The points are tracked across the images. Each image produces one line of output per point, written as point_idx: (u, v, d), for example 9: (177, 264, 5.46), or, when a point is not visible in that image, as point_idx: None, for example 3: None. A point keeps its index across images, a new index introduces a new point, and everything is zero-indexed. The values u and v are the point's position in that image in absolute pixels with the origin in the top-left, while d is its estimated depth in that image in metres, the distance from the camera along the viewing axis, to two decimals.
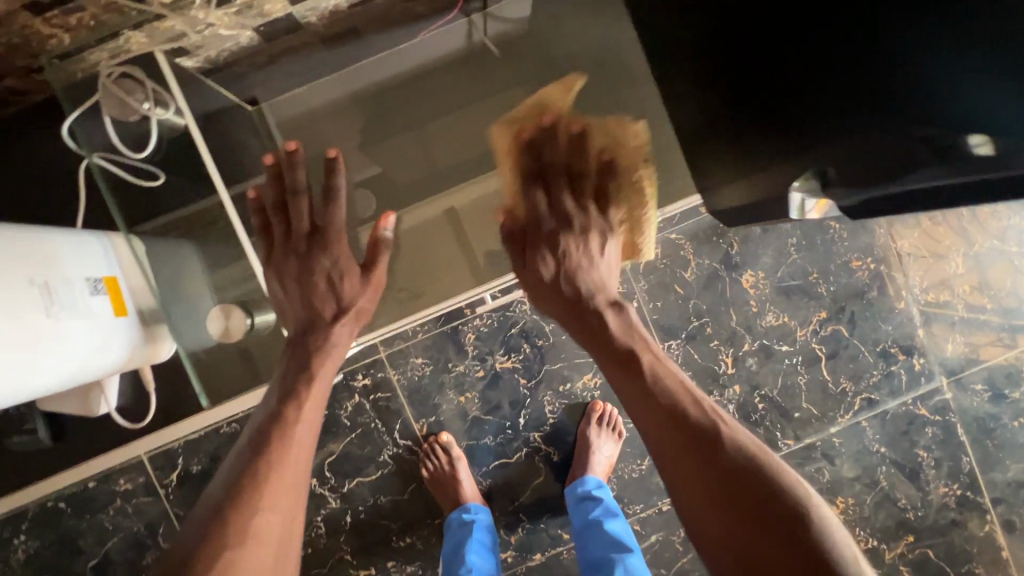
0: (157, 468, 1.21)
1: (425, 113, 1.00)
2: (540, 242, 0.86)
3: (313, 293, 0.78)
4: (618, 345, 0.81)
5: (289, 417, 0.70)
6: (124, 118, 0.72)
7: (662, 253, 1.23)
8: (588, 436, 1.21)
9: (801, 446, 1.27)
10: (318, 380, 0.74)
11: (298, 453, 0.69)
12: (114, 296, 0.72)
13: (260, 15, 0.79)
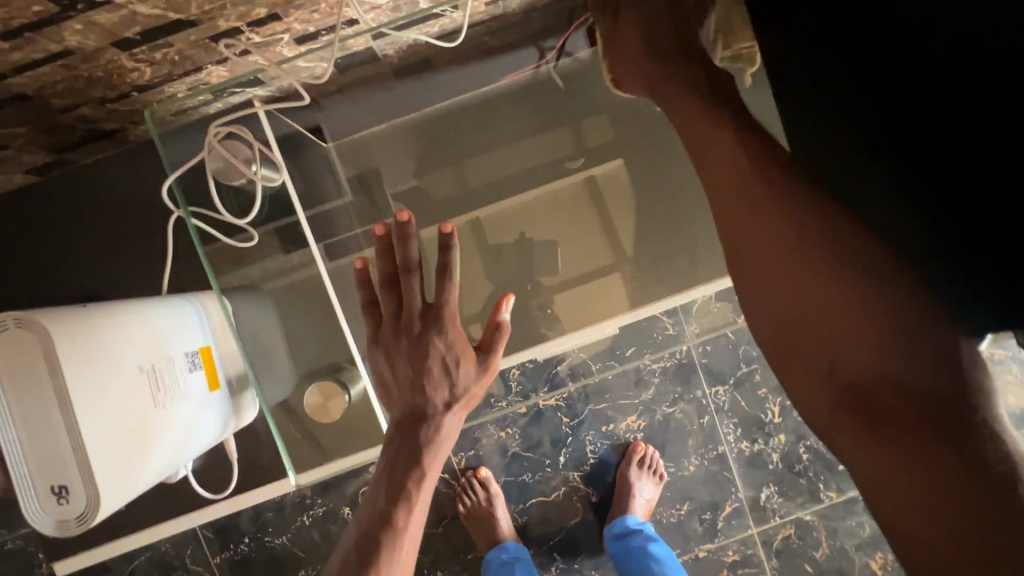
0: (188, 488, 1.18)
1: (489, 147, 0.97)
2: (636, 10, 0.72)
3: (426, 379, 0.71)
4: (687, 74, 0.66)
5: (398, 523, 0.66)
6: (230, 177, 0.77)
7: (716, 297, 1.20)
8: (629, 478, 1.18)
9: (843, 500, 1.24)
10: (426, 480, 0.69)
11: (407, 563, 0.66)
12: (207, 369, 0.73)
13: (341, 49, 0.76)
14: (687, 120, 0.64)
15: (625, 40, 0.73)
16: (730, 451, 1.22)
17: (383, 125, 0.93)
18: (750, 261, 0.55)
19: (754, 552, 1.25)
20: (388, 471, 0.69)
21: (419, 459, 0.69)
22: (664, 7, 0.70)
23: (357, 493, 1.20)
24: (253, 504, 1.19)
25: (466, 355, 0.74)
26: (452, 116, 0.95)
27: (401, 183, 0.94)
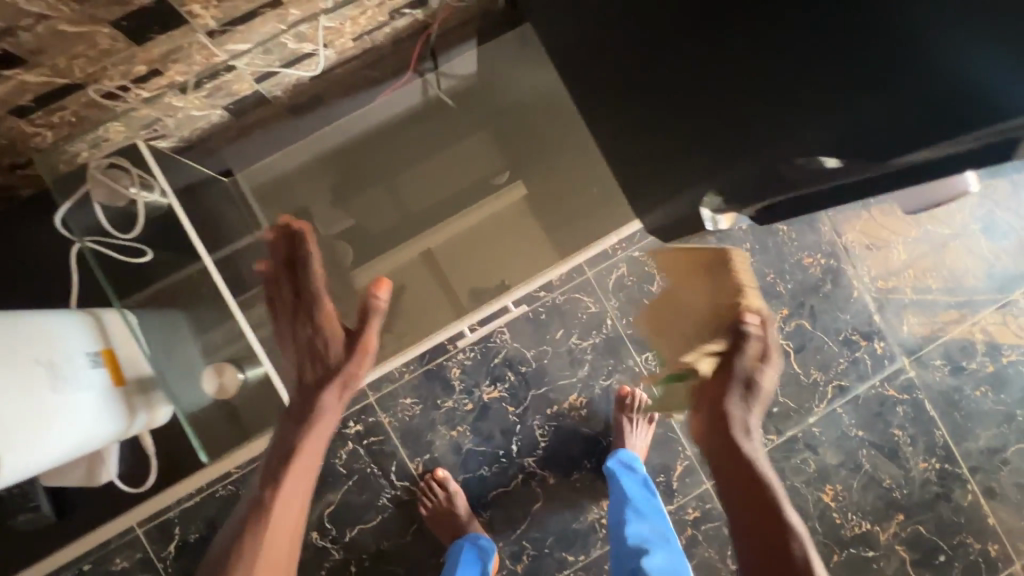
0: (154, 540, 1.20)
1: (394, 168, 1.13)
2: (716, 406, 0.91)
3: (313, 359, 0.85)
4: (745, 474, 0.88)
5: (268, 497, 0.77)
6: (114, 203, 0.84)
7: (628, 271, 1.30)
8: (620, 421, 1.26)
9: (784, 440, 1.32)
10: (301, 456, 0.81)
11: (286, 539, 0.77)
12: (111, 368, 0.78)
13: (228, 95, 0.86)
14: (725, 478, 0.90)
15: (714, 438, 0.91)
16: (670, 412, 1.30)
17: (297, 159, 1.07)
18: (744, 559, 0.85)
19: (713, 506, 1.30)
20: (270, 458, 0.81)
21: (291, 451, 0.80)
22: (720, 415, 0.90)
23: (322, 516, 1.23)
24: None
25: (338, 348, 0.86)
26: (358, 144, 1.10)
27: (329, 216, 1.09)
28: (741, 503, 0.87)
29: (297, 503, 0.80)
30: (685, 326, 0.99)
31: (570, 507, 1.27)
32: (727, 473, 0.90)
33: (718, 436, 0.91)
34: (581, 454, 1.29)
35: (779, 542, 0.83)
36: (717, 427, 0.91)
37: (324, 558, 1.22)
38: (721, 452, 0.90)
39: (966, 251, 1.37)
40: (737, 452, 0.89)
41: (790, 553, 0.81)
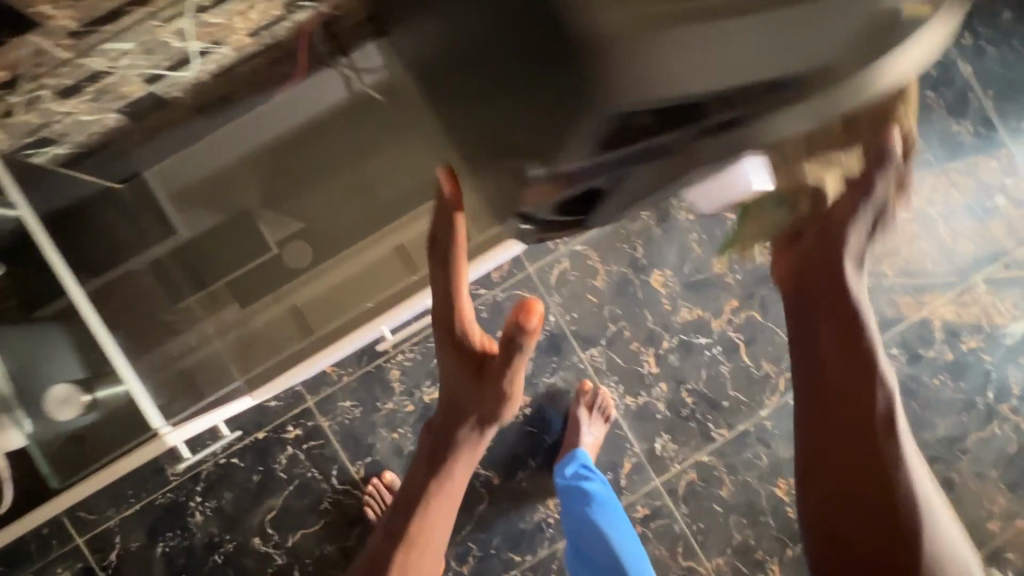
0: (95, 550, 1.19)
1: (316, 170, 1.06)
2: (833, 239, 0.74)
3: (454, 372, 0.82)
4: (860, 390, 0.75)
5: (437, 495, 0.90)
6: None
7: (571, 266, 1.27)
8: (579, 417, 1.22)
9: (735, 435, 1.29)
10: (454, 467, 0.89)
11: (444, 521, 0.92)
12: None
13: (118, 97, 0.83)
14: (860, 373, 0.75)
15: (799, 272, 0.78)
16: (617, 410, 1.27)
17: (227, 164, 1.04)
18: (836, 484, 0.75)
19: (663, 503, 1.28)
20: (431, 465, 0.90)
21: (444, 461, 0.89)
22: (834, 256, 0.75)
23: (264, 521, 1.22)
24: (162, 553, 1.21)
25: (480, 380, 0.80)
26: (291, 144, 1.05)
27: (275, 223, 1.05)
28: (845, 403, 0.75)
29: (458, 487, 0.92)
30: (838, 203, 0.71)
31: (516, 508, 1.26)
32: (828, 365, 0.77)
33: (813, 304, 0.78)
34: (526, 453, 1.27)
35: (872, 446, 0.74)
36: (830, 305, 0.76)
37: (267, 564, 1.22)
38: (830, 346, 0.76)
39: (924, 235, 1.32)
40: (841, 335, 0.76)
41: (889, 451, 0.74)
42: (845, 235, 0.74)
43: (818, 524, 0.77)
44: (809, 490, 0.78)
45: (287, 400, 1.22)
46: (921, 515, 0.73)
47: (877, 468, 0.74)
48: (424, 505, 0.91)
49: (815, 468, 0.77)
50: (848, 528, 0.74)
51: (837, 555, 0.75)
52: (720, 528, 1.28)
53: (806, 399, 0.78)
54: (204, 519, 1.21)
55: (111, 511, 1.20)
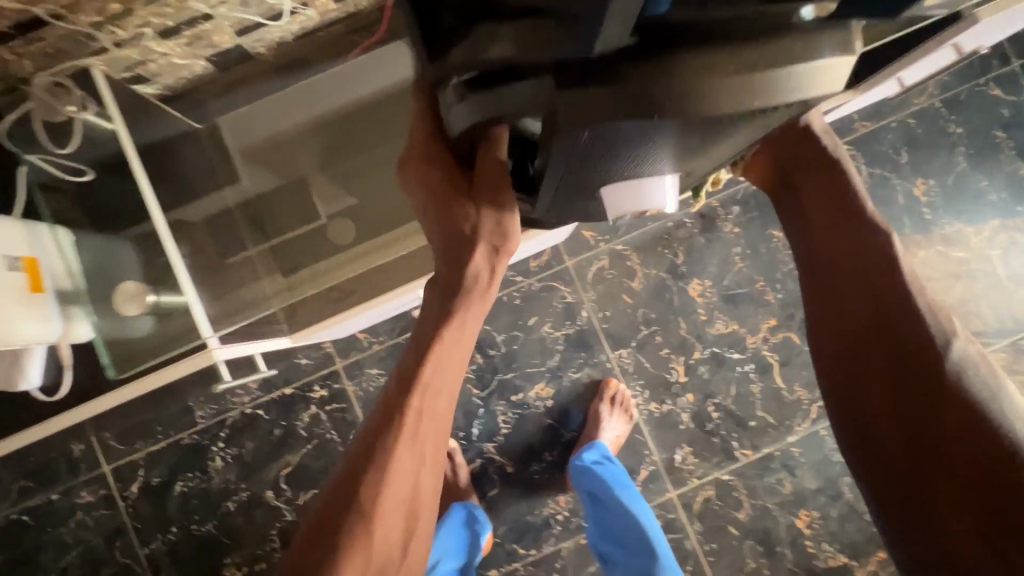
0: (119, 479, 1.24)
1: (374, 144, 1.05)
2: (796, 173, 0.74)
3: (441, 218, 0.63)
4: (854, 255, 0.67)
5: (426, 382, 0.63)
6: (54, 117, 0.83)
7: (609, 264, 1.27)
8: (598, 412, 1.21)
9: (759, 457, 1.25)
10: (455, 336, 0.64)
11: (437, 441, 0.64)
12: (31, 274, 0.78)
13: (210, 45, 0.89)
14: (856, 245, 0.67)
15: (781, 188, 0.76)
16: (640, 414, 1.25)
17: (292, 130, 1.08)
18: (845, 356, 0.66)
19: (676, 516, 1.24)
20: (408, 358, 0.65)
21: (429, 347, 0.63)
22: (808, 180, 0.73)
23: (279, 476, 1.25)
24: (180, 491, 1.25)
25: (465, 199, 0.61)
26: (350, 116, 1.07)
27: (325, 195, 1.04)
28: (863, 289, 0.66)
29: (449, 384, 0.65)
30: (784, 154, 0.75)
31: (526, 499, 1.24)
32: (823, 239, 0.70)
33: (800, 202, 0.73)
34: (542, 446, 1.26)
35: (897, 314, 0.63)
36: (811, 186, 0.72)
37: (275, 518, 1.24)
38: (831, 240, 0.69)
39: (981, 278, 1.27)
40: (830, 209, 0.70)
41: (903, 319, 0.63)
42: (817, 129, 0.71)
43: (854, 407, 0.65)
44: (840, 398, 0.67)
45: (317, 359, 1.26)
46: (978, 400, 0.59)
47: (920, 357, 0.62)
48: (416, 410, 0.62)
49: (846, 371, 0.66)
50: (889, 416, 0.62)
51: (886, 451, 0.63)
52: (733, 552, 1.24)
53: (809, 299, 0.71)
54: (223, 465, 1.25)
55: (138, 445, 1.25)
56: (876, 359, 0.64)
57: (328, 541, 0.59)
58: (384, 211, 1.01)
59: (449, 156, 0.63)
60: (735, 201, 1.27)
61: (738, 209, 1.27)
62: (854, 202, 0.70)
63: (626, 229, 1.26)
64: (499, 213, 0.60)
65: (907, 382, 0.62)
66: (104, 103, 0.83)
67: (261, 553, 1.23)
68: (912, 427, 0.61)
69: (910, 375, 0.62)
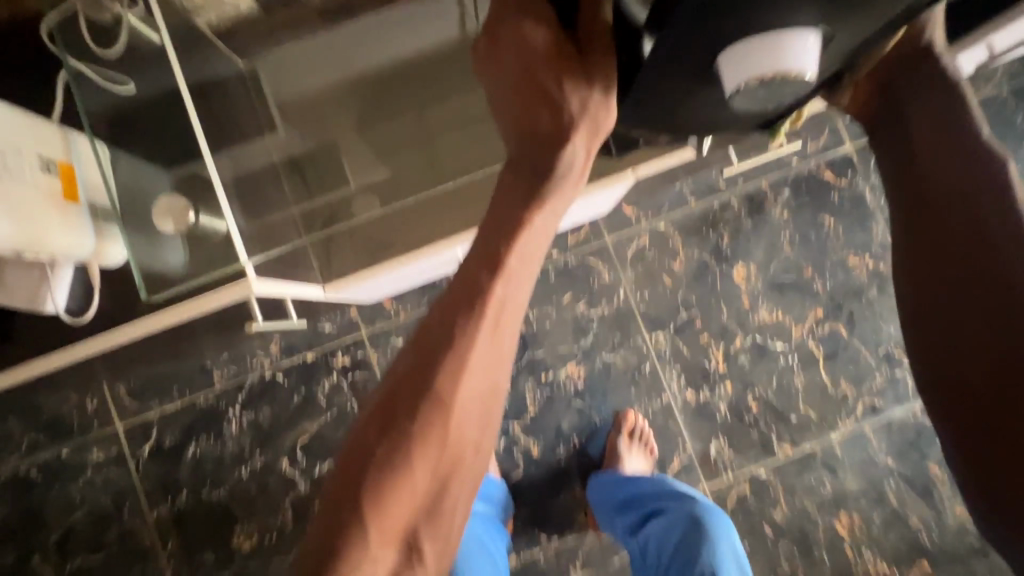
0: (131, 439, 1.21)
1: (406, 104, 0.95)
2: (910, 92, 0.60)
3: (532, 88, 0.57)
4: (965, 187, 0.55)
5: (509, 267, 0.55)
6: (97, 15, 0.71)
7: (651, 243, 1.21)
8: (617, 446, 1.14)
9: (799, 453, 1.19)
10: (544, 215, 0.58)
11: (511, 336, 0.57)
12: (67, 182, 0.65)
13: None
14: (967, 176, 0.55)
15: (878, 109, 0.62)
16: (674, 401, 1.20)
17: (326, 87, 0.96)
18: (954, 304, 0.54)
19: None
20: (486, 238, 0.57)
21: (515, 232, 0.56)
22: (923, 101, 0.59)
23: (295, 445, 1.20)
24: (193, 455, 1.20)
25: (570, 67, 0.56)
26: (389, 73, 0.96)
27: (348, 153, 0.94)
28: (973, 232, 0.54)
29: (529, 275, 0.58)
30: (888, 66, 0.60)
31: (550, 483, 1.19)
32: (936, 166, 0.57)
33: (907, 127, 0.59)
34: (571, 430, 1.19)
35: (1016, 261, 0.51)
36: (920, 109, 0.59)
37: (289, 489, 1.20)
38: (935, 177, 0.57)
39: None
40: (942, 135, 0.57)
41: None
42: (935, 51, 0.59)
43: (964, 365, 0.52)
44: (937, 352, 0.55)
45: (342, 326, 1.21)
46: None
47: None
48: (499, 300, 0.55)
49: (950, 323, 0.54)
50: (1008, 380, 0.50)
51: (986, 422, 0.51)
52: (767, 552, 1.17)
53: (904, 240, 0.58)
54: (238, 430, 1.20)
55: (153, 403, 1.21)
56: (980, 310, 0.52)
57: (398, 435, 0.52)
58: (415, 177, 0.93)
59: (554, 17, 0.58)
60: (786, 184, 1.21)
61: (789, 192, 1.21)
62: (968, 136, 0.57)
63: (670, 208, 1.21)
64: (600, 93, 0.56)
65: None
66: (151, 11, 0.73)
67: (272, 523, 1.19)
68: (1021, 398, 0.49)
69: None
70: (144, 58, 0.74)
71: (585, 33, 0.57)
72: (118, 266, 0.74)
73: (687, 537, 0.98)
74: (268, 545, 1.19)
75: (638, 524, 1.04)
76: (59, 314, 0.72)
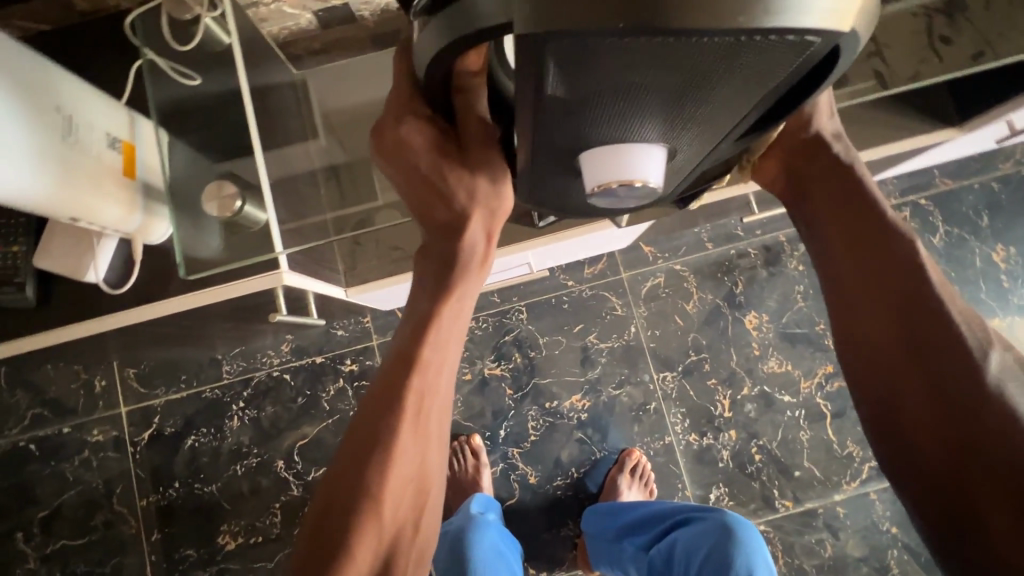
0: (132, 424, 1.21)
1: None
2: (814, 173, 0.59)
3: (424, 186, 0.58)
4: (880, 268, 0.54)
5: (428, 360, 0.59)
6: (178, 15, 0.74)
7: (665, 283, 1.23)
8: (617, 483, 1.13)
9: (801, 511, 1.16)
10: (464, 308, 0.61)
11: (439, 423, 0.60)
12: (128, 159, 0.69)
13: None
14: (875, 257, 0.54)
15: (785, 187, 0.62)
16: (677, 443, 1.18)
17: (382, 98, 0.89)
18: (885, 398, 0.52)
19: None
20: (402, 340, 0.61)
21: (427, 327, 0.59)
22: (825, 180, 0.58)
23: (293, 448, 1.20)
24: (191, 446, 1.20)
25: (453, 163, 0.55)
26: None
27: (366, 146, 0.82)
28: (892, 322, 0.53)
29: (452, 358, 0.62)
30: (785, 147, 0.59)
31: (543, 515, 1.17)
32: (847, 250, 0.56)
33: (814, 211, 0.59)
34: (571, 461, 1.18)
35: (937, 351, 0.50)
36: (826, 190, 0.58)
37: (281, 491, 1.19)
38: (846, 260, 0.56)
39: None
40: (848, 214, 0.56)
41: (948, 348, 0.50)
42: (823, 133, 0.58)
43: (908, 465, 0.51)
44: (890, 449, 0.52)
45: (354, 332, 1.23)
46: None
47: (980, 395, 0.48)
48: (417, 391, 0.58)
49: (896, 422, 0.52)
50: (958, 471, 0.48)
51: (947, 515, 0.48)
52: None
53: (836, 336, 0.57)
54: (239, 426, 1.21)
55: (160, 390, 1.22)
56: (913, 404, 0.51)
57: (341, 529, 0.55)
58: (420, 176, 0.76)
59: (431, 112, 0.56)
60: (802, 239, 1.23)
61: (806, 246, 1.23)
62: (870, 208, 0.56)
63: (687, 250, 1.23)
64: (488, 181, 0.56)
65: (968, 427, 0.48)
66: (225, 14, 0.76)
67: (259, 524, 1.18)
68: (978, 489, 0.47)
69: (963, 421, 0.48)
70: (213, 59, 0.77)
71: (459, 120, 0.54)
72: (160, 248, 0.77)
73: (718, 546, 0.87)
74: (252, 547, 1.18)
75: (651, 541, 0.98)
76: (99, 283, 0.75)
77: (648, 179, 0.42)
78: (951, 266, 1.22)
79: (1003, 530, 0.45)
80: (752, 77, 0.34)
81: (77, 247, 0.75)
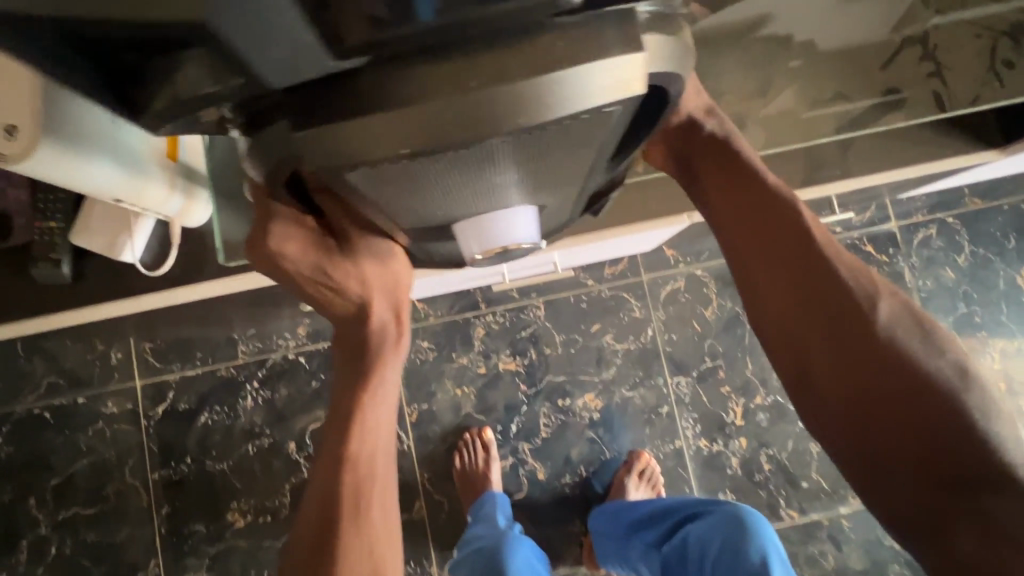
0: (147, 398, 1.22)
1: None
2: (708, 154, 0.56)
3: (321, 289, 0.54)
4: (780, 236, 0.53)
5: (359, 458, 0.57)
6: None
7: (685, 287, 1.22)
8: (625, 485, 1.13)
9: (806, 521, 1.17)
10: (383, 394, 0.59)
11: (383, 510, 0.58)
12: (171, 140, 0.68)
13: None
14: (772, 228, 0.53)
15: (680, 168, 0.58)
16: (687, 448, 1.19)
17: None
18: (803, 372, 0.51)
19: None
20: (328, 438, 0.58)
21: (351, 423, 0.57)
22: (716, 158, 0.56)
23: (305, 431, 1.21)
24: (204, 423, 1.21)
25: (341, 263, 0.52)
26: None
27: None
28: (796, 302, 0.51)
29: (386, 444, 0.60)
30: (670, 132, 0.56)
31: (549, 511, 1.18)
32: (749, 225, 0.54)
33: (712, 189, 0.56)
34: (579, 460, 1.19)
35: (836, 315, 0.50)
36: (722, 165, 0.55)
37: (292, 473, 1.20)
38: (747, 237, 0.54)
39: None
40: (744, 187, 0.54)
41: (846, 308, 0.50)
42: (695, 115, 0.55)
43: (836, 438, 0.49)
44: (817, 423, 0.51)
45: None
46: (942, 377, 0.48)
47: (875, 344, 0.49)
48: (356, 492, 0.57)
49: (816, 404, 0.50)
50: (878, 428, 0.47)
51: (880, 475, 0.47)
52: None
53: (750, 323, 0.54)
54: (252, 406, 1.21)
55: (175, 366, 1.22)
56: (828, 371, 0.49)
57: None
58: None
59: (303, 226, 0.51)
60: None
61: None
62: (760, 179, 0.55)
63: (709, 256, 1.22)
64: (377, 259, 0.53)
65: (875, 381, 0.48)
66: None
67: (269, 504, 1.19)
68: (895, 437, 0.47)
69: (869, 375, 0.48)
70: None
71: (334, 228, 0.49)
72: (197, 231, 0.77)
73: (732, 538, 0.85)
74: (259, 525, 1.19)
75: (661, 537, 0.98)
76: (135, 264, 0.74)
77: (524, 241, 0.44)
78: (973, 287, 1.22)
79: (918, 482, 0.46)
80: (577, 143, 0.35)
81: (116, 226, 0.74)
